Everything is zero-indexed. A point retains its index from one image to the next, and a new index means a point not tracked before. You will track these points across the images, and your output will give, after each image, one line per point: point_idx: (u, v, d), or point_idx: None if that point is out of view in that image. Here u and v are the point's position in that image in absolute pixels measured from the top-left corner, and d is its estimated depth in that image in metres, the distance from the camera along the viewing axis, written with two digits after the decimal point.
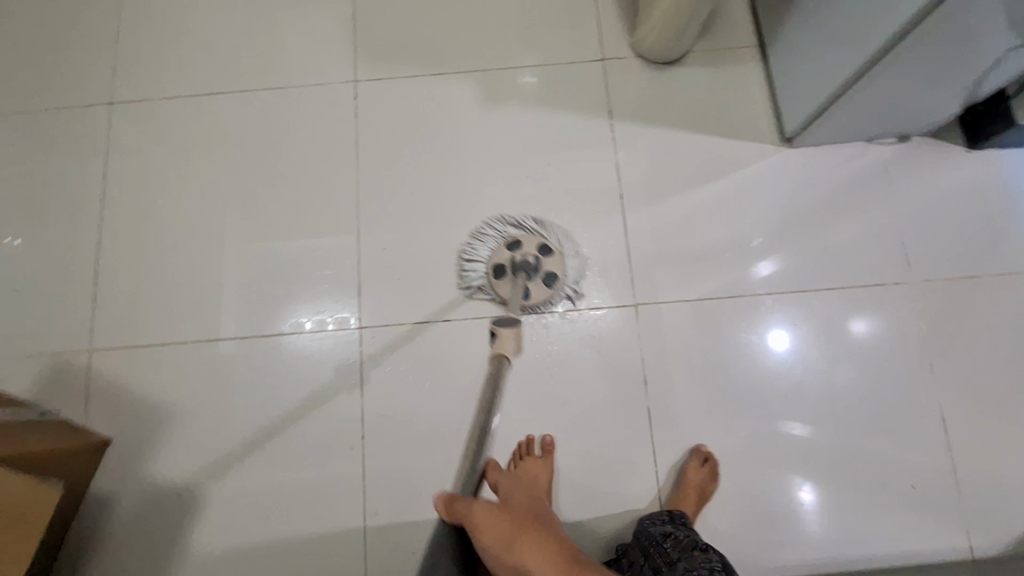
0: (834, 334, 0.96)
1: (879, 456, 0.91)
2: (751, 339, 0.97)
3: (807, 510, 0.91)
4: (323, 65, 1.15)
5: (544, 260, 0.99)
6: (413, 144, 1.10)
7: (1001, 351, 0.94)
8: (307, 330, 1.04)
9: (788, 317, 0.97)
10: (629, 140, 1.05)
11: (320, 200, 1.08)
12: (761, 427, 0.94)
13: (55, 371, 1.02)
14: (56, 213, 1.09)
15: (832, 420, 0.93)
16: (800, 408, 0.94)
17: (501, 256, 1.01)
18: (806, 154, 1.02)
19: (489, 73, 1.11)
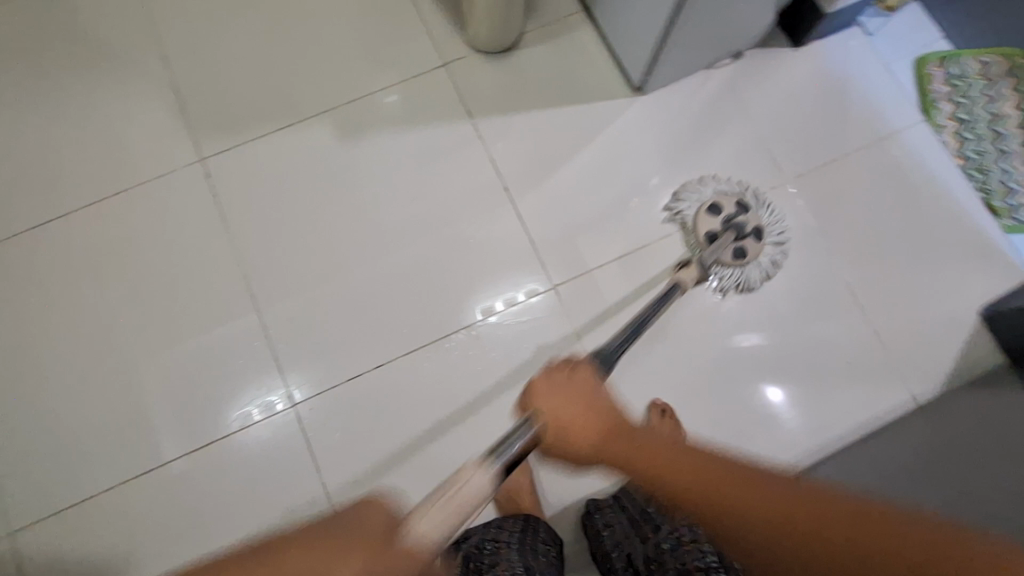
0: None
1: (817, 343, 0.99)
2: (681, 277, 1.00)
3: (779, 408, 0.97)
4: (156, 150, 1.03)
5: (751, 242, 0.97)
6: (283, 206, 1.01)
7: (875, 217, 1.04)
8: (257, 420, 0.94)
9: None
10: (499, 134, 1.04)
11: (205, 296, 0.99)
12: (718, 350, 0.98)
13: None
14: None
15: (773, 324, 0.99)
16: (747, 323, 0.99)
17: (726, 201, 0.99)
18: (659, 95, 1.06)
19: (335, 108, 1.05)
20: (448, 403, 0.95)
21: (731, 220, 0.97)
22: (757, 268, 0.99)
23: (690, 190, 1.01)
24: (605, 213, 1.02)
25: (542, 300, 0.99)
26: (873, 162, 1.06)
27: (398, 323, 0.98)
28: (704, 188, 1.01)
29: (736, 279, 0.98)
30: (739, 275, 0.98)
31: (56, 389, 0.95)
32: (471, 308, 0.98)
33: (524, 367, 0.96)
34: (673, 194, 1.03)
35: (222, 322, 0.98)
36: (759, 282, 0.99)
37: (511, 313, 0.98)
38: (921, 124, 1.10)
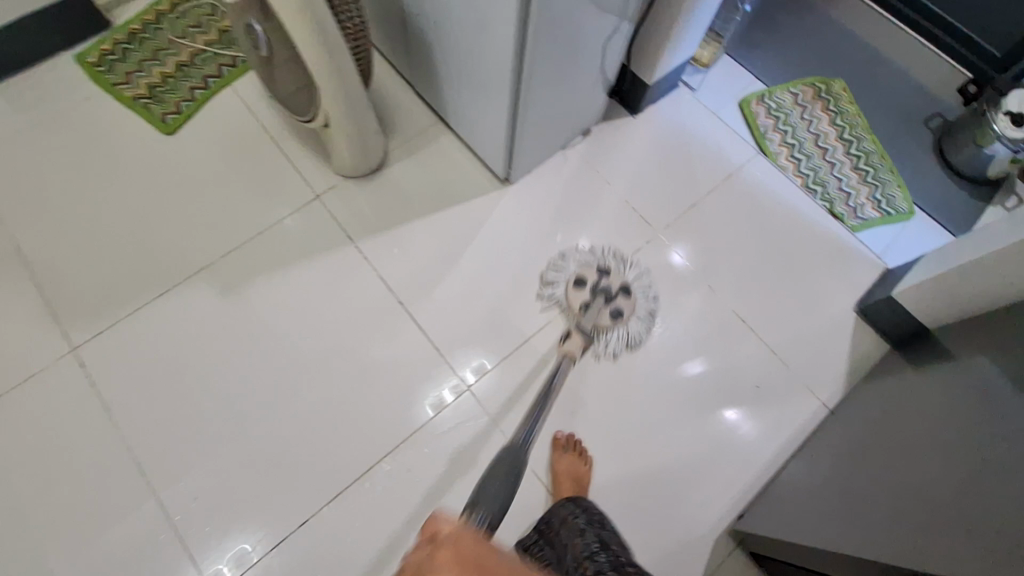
0: (661, 278, 1.10)
1: (727, 373, 1.04)
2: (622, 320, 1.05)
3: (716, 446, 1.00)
4: (27, 347, 0.98)
5: (623, 300, 1.01)
6: (178, 374, 0.99)
7: (745, 246, 1.14)
8: None
9: None
10: (384, 250, 1.08)
11: (105, 489, 0.92)
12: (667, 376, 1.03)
13: None
14: None
15: (694, 365, 1.04)
16: (684, 352, 1.05)
17: (589, 272, 1.02)
18: (526, 182, 1.14)
19: (215, 264, 1.06)
20: (388, 532, 0.92)
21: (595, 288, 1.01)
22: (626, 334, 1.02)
23: (559, 264, 1.05)
24: (505, 299, 1.06)
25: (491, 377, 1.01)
26: (728, 199, 1.18)
27: (322, 463, 0.95)
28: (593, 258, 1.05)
29: (624, 339, 1.02)
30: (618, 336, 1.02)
31: None
32: (421, 404, 0.99)
33: (459, 473, 0.95)
34: (584, 242, 1.11)
35: (130, 513, 0.91)
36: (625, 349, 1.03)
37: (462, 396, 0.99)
38: (758, 157, 1.23)
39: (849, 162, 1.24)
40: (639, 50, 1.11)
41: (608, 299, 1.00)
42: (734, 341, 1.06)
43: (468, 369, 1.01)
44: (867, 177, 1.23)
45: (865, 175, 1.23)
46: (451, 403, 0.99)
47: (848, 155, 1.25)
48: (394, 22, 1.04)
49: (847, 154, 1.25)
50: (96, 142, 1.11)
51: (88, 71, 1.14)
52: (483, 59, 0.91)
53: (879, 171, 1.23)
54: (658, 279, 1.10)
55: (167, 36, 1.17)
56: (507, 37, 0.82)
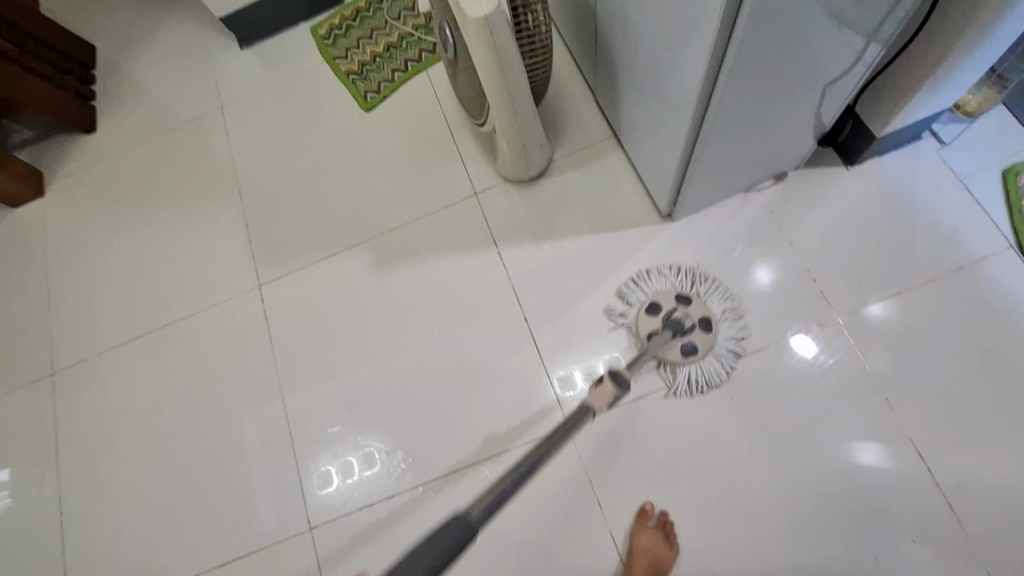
0: (853, 328, 0.94)
1: (877, 507, 0.85)
2: (786, 365, 0.93)
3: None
4: (224, 274, 1.18)
5: (700, 334, 0.94)
6: (323, 330, 1.11)
7: (952, 360, 0.90)
8: (283, 536, 1.00)
9: (804, 325, 0.95)
10: (522, 261, 1.07)
11: (251, 410, 1.09)
12: (835, 452, 0.88)
13: None
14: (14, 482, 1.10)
15: (835, 483, 0.87)
16: (864, 434, 0.89)
17: (666, 298, 0.98)
18: (689, 222, 1.03)
19: (375, 238, 1.14)
20: (457, 538, 0.95)
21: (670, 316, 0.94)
22: (701, 370, 0.94)
23: (634, 284, 1.01)
24: (630, 343, 0.99)
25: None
26: (945, 295, 0.93)
27: (416, 450, 1.01)
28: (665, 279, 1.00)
29: (701, 375, 0.94)
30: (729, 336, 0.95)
31: (121, 489, 1.07)
32: (550, 375, 1.00)
33: (536, 507, 0.93)
34: (769, 264, 0.99)
35: (262, 437, 1.07)
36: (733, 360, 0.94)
37: (591, 382, 0.98)
38: (1011, 251, 0.94)
39: None
40: (874, 92, 0.90)
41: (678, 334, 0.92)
42: (899, 474, 0.86)
43: (601, 359, 0.99)
44: None
45: None
46: (578, 386, 0.99)
47: None
48: (588, 31, 0.99)
49: None
50: (311, 107, 1.27)
51: (319, 44, 1.31)
52: (670, 87, 0.82)
53: None
54: (817, 367, 0.93)
55: (385, 19, 1.28)
56: (700, 71, 0.72)
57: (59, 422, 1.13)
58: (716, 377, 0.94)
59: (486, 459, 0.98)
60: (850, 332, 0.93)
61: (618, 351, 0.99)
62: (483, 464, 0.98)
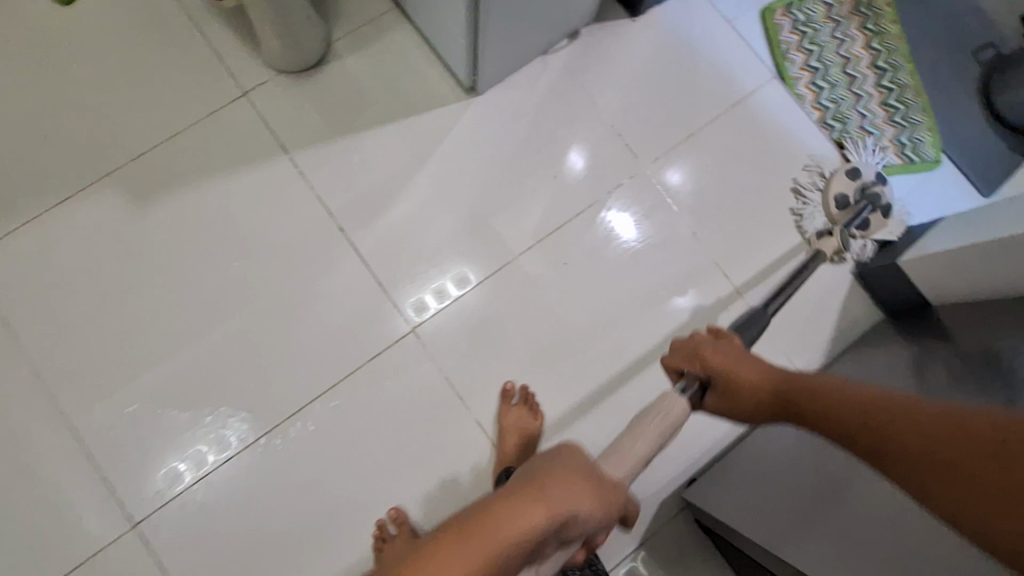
0: (656, 186, 0.98)
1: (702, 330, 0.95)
2: (605, 233, 0.96)
3: None
4: None
5: (875, 219, 0.94)
6: (83, 297, 0.87)
7: (736, 194, 1.00)
8: (95, 549, 0.82)
9: (615, 189, 0.98)
10: (323, 166, 0.93)
11: (4, 416, 0.84)
12: (659, 292, 0.96)
13: None
14: None
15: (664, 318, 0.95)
16: (677, 274, 0.96)
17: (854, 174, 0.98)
18: (493, 95, 0.97)
19: (124, 169, 0.90)
20: (318, 480, 0.86)
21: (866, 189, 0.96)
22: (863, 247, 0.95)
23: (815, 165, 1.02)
24: (459, 233, 0.94)
25: (466, 283, 0.93)
26: (728, 134, 1.02)
27: (245, 401, 0.87)
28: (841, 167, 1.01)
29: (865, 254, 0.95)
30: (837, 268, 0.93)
31: None
32: (403, 304, 0.91)
33: (398, 421, 0.88)
34: (579, 145, 0.98)
35: (33, 444, 0.84)
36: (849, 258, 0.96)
37: (445, 304, 0.92)
38: (772, 83, 1.05)
39: (878, 96, 1.05)
40: None
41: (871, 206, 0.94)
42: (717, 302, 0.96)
43: (450, 278, 0.93)
44: (896, 116, 1.05)
45: (893, 113, 1.05)
46: (432, 309, 0.92)
47: (879, 86, 1.05)
48: None
49: (876, 86, 1.05)
50: None
51: None
52: None
53: (910, 108, 1.05)
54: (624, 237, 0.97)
55: None
56: None
57: None
58: (547, 251, 0.95)
59: (330, 388, 0.88)
60: (654, 193, 0.98)
61: (465, 270, 0.93)
62: (328, 394, 0.88)
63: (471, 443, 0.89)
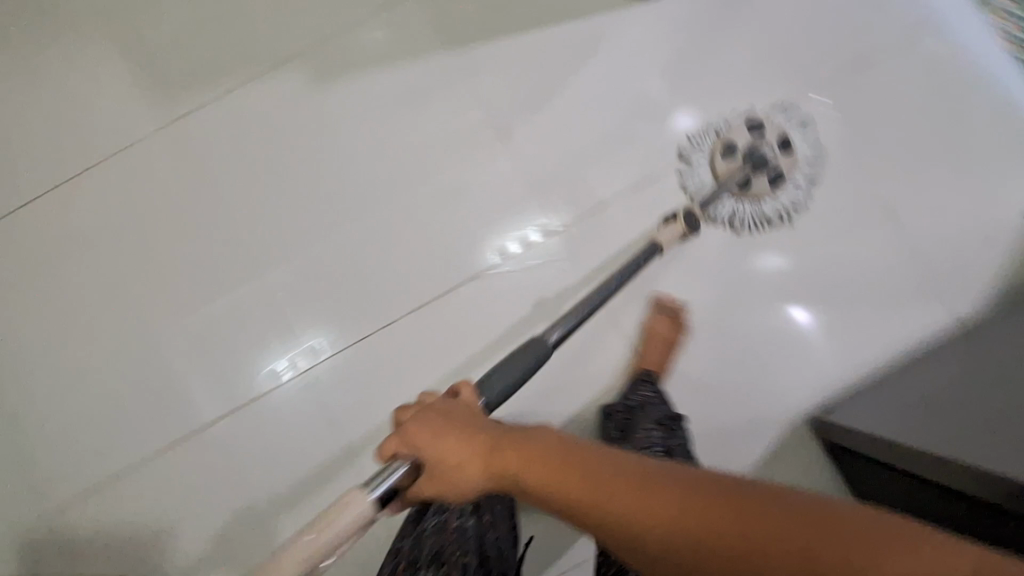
0: (800, 117, 1.01)
1: (777, 289, 0.99)
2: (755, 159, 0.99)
3: (796, 331, 0.99)
4: (119, 111, 0.96)
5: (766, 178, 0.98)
6: (266, 165, 0.97)
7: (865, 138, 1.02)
8: (260, 387, 0.93)
9: (764, 118, 1.01)
10: (490, 68, 0.99)
11: (193, 264, 0.95)
12: (795, 218, 1.00)
13: None
14: None
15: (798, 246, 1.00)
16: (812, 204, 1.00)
17: (765, 142, 0.99)
18: (658, 13, 1.01)
19: (313, 50, 0.98)
20: (464, 350, 0.95)
21: (754, 151, 0.99)
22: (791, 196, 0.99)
23: (781, 108, 1.01)
24: (615, 143, 0.99)
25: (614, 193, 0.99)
26: (878, 74, 1.03)
27: (404, 273, 0.96)
28: (793, 116, 1.01)
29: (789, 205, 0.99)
30: (794, 200, 0.99)
31: (52, 376, 0.93)
32: (528, 227, 0.97)
33: (543, 307, 0.96)
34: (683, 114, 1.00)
35: (217, 290, 0.95)
36: (786, 213, 0.99)
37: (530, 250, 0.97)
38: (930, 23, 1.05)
39: None
40: None
41: (754, 167, 0.98)
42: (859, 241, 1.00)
43: (604, 177, 0.99)
44: None
45: None
46: (514, 256, 0.97)
47: None
48: None
49: None
50: None
51: None
52: None
53: None
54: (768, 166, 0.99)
55: None
56: None
57: None
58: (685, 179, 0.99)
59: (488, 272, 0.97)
60: (798, 125, 1.01)
61: (529, 228, 0.97)
62: (486, 278, 0.96)
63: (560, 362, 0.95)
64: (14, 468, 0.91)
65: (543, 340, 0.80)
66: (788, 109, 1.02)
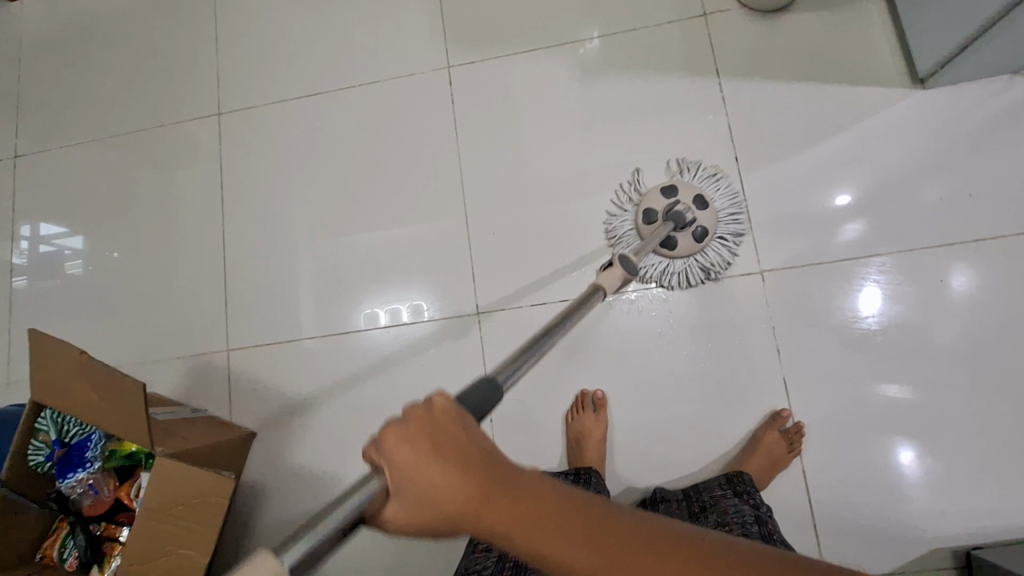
0: None
1: (948, 417, 0.90)
2: (990, 275, 0.91)
3: (981, 470, 0.88)
4: (411, 50, 1.12)
5: (688, 235, 0.94)
6: (509, 128, 1.07)
7: None
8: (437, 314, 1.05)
9: (1023, 235, 0.92)
10: (741, 102, 1.01)
11: (420, 192, 1.08)
12: (1020, 349, 0.90)
13: (198, 368, 1.11)
14: (185, 220, 1.17)
15: (1014, 380, 0.89)
16: None
17: (683, 192, 0.96)
18: (939, 95, 0.95)
19: (586, 41, 1.07)
20: (622, 350, 0.98)
21: (670, 210, 0.93)
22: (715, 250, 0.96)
23: (687, 170, 0.99)
24: (842, 208, 0.96)
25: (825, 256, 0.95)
26: None
27: (593, 261, 1.01)
28: (705, 180, 0.98)
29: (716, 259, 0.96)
30: (725, 253, 0.96)
31: (286, 244, 1.12)
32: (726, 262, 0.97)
33: (712, 340, 0.96)
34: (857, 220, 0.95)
35: (431, 220, 1.07)
36: (720, 264, 0.96)
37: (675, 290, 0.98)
38: None
39: None
40: None
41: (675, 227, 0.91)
42: None
43: (820, 237, 0.96)
44: None
45: None
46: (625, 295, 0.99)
47: None
48: None
49: None
50: None
51: None
52: None
53: None
54: (1005, 287, 0.91)
55: None
56: None
57: (229, 171, 1.17)
58: (902, 264, 0.94)
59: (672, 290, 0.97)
60: None
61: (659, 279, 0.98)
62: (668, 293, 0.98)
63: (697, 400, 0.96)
64: (237, 303, 1.12)
65: (494, 376, 0.50)
66: None
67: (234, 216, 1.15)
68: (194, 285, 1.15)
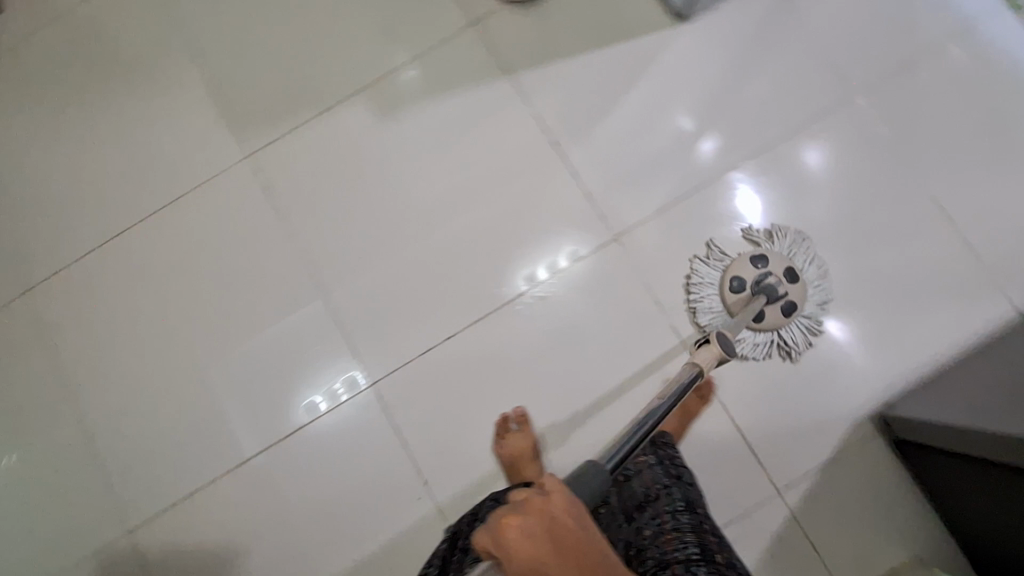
0: (859, 116, 0.97)
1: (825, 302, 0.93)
2: (807, 163, 0.97)
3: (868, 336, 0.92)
4: (208, 153, 1.07)
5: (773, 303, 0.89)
6: (334, 195, 1.03)
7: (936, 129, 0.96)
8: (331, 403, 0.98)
9: (818, 117, 0.98)
10: (538, 89, 1.02)
11: (270, 289, 1.02)
12: (857, 217, 0.95)
13: (103, 565, 0.98)
14: (29, 415, 1.04)
15: (864, 244, 0.94)
16: (875, 201, 0.95)
17: (745, 272, 0.92)
18: (702, 22, 1.00)
19: (373, 85, 1.05)
20: (520, 363, 0.96)
21: (761, 282, 0.89)
22: (802, 325, 0.91)
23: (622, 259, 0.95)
24: (663, 151, 0.99)
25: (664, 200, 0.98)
26: (943, 62, 0.97)
27: (461, 290, 0.98)
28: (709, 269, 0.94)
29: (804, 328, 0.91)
30: (806, 326, 0.91)
31: (152, 396, 1.02)
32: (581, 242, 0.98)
33: (598, 318, 0.96)
34: (709, 134, 0.98)
35: (291, 312, 1.01)
36: (806, 341, 0.91)
37: (580, 265, 0.97)
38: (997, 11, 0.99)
39: None
40: None
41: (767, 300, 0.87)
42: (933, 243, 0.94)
43: (654, 185, 0.98)
44: None
45: None
46: (541, 282, 0.98)
47: None
48: None
49: None
50: None
51: None
52: None
53: None
54: (822, 167, 0.96)
55: None
56: None
57: (64, 345, 1.06)
58: (748, 171, 0.97)
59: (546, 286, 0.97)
60: (856, 123, 0.97)
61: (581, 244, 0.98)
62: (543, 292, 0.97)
63: (609, 382, 0.94)
64: (120, 480, 1.00)
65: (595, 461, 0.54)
66: (844, 106, 0.97)
67: (86, 390, 1.04)
68: (66, 478, 1.02)
